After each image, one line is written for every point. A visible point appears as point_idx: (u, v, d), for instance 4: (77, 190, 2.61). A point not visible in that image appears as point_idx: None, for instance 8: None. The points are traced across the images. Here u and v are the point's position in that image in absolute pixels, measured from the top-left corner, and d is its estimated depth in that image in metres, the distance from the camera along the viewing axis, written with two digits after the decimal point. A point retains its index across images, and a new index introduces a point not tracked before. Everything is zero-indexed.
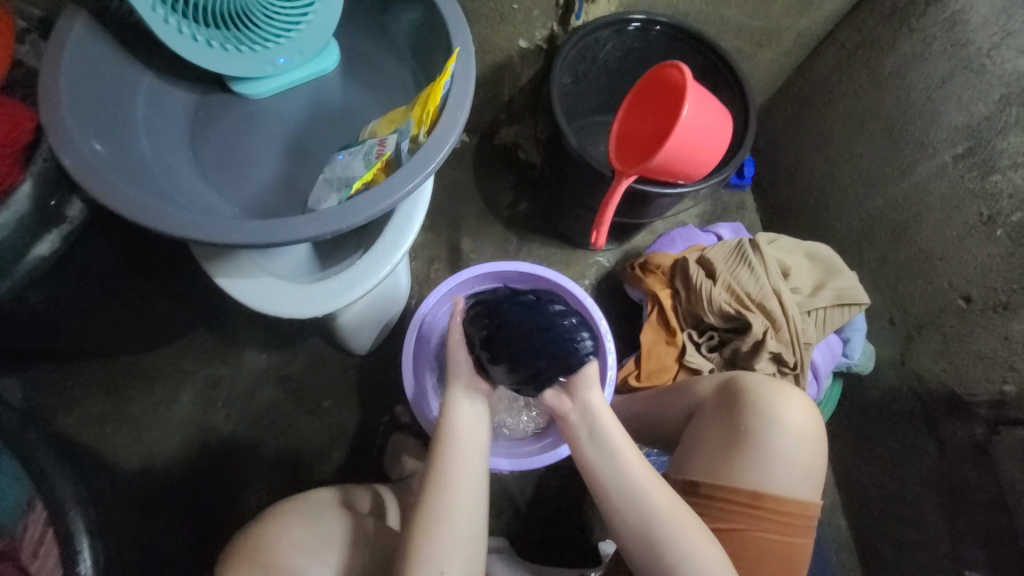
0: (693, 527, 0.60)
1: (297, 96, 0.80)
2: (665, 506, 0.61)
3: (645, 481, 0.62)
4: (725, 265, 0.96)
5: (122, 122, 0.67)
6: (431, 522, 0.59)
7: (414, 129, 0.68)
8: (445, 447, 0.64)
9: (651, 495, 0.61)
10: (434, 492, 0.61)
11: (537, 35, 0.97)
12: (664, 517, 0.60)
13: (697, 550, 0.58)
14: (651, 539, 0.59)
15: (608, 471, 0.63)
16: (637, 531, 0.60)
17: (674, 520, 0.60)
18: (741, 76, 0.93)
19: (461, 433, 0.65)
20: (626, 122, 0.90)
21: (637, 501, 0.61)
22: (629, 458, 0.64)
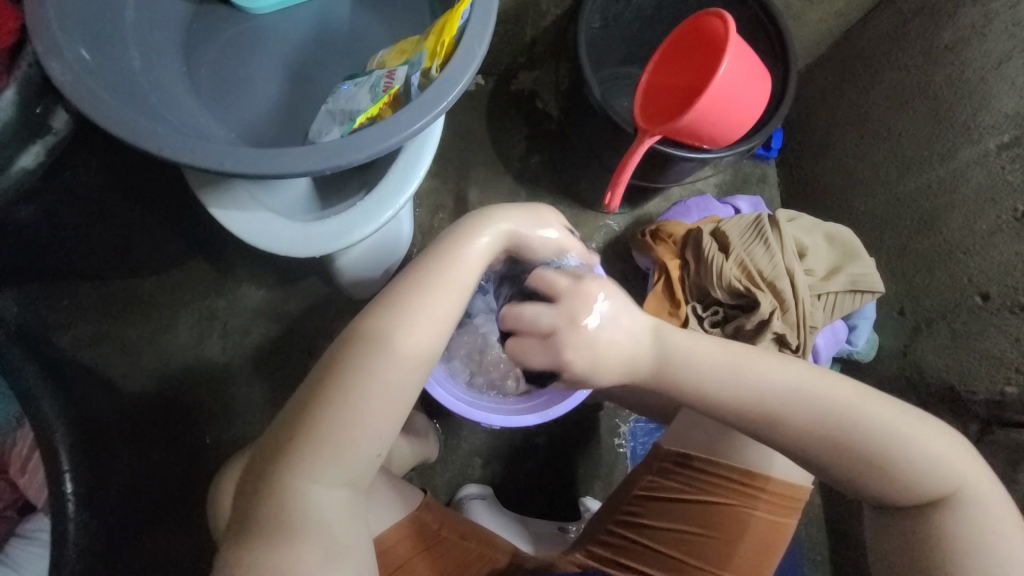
0: (920, 452, 0.50)
1: (302, 14, 0.74)
2: (874, 442, 0.49)
3: (840, 413, 0.50)
4: (740, 240, 0.93)
5: (111, 28, 0.61)
6: (328, 403, 0.45)
7: (426, 62, 0.63)
8: (355, 357, 0.46)
9: (847, 415, 0.50)
10: (350, 374, 0.45)
11: None
12: (878, 456, 0.49)
13: (923, 447, 0.50)
14: (864, 481, 0.50)
15: (782, 408, 0.51)
16: (846, 472, 0.51)
17: (891, 459, 0.49)
18: (786, 34, 0.85)
19: (422, 320, 0.48)
20: (655, 77, 0.84)
21: (828, 446, 0.50)
22: (790, 375, 0.51)
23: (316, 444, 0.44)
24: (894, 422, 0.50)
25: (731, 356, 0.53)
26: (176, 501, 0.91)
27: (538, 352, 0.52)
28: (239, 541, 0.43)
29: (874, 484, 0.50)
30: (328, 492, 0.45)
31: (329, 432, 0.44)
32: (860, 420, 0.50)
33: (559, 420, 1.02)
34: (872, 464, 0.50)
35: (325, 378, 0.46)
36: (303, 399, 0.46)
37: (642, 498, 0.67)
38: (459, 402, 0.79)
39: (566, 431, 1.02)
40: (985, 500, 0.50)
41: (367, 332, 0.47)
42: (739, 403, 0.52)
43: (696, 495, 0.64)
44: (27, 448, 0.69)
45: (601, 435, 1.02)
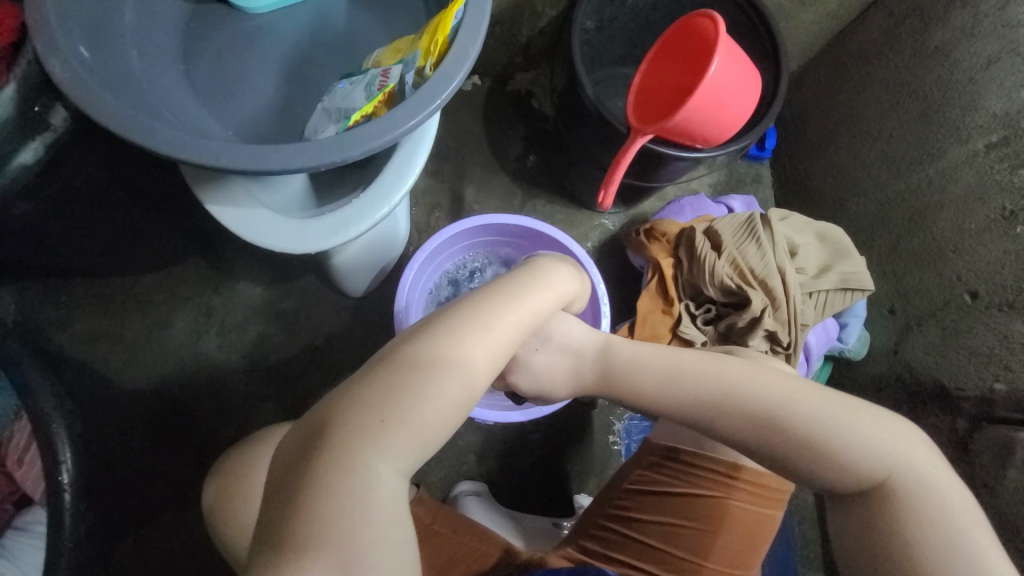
0: (855, 440, 0.50)
1: (299, 15, 0.75)
2: (805, 428, 0.51)
3: (771, 402, 0.54)
4: (733, 238, 0.93)
5: (109, 28, 0.62)
6: (407, 399, 0.41)
7: (421, 60, 0.64)
8: (449, 359, 0.44)
9: (780, 404, 0.53)
10: (433, 371, 0.43)
11: None
12: (814, 444, 0.51)
13: (860, 431, 0.51)
14: (809, 467, 0.51)
15: (718, 400, 0.56)
16: (787, 458, 0.52)
17: (825, 446, 0.51)
18: (777, 35, 0.86)
19: (498, 336, 0.48)
20: (648, 78, 0.85)
21: (765, 435, 0.53)
22: (724, 369, 0.57)
23: (386, 440, 0.39)
24: (829, 411, 0.52)
25: (672, 357, 0.61)
26: (172, 496, 0.91)
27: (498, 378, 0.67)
28: (281, 552, 0.35)
29: (808, 470, 0.52)
30: (395, 501, 0.39)
31: (411, 430, 0.41)
32: (789, 408, 0.53)
33: (554, 417, 1.03)
34: (807, 451, 0.51)
35: (410, 374, 0.42)
36: (381, 392, 0.41)
37: (631, 491, 0.68)
38: None
39: (561, 427, 1.03)
40: (934, 494, 0.48)
41: (440, 338, 0.45)
42: (677, 396, 0.58)
43: (682, 488, 0.65)
44: (24, 439, 0.71)
45: (595, 432, 1.03)
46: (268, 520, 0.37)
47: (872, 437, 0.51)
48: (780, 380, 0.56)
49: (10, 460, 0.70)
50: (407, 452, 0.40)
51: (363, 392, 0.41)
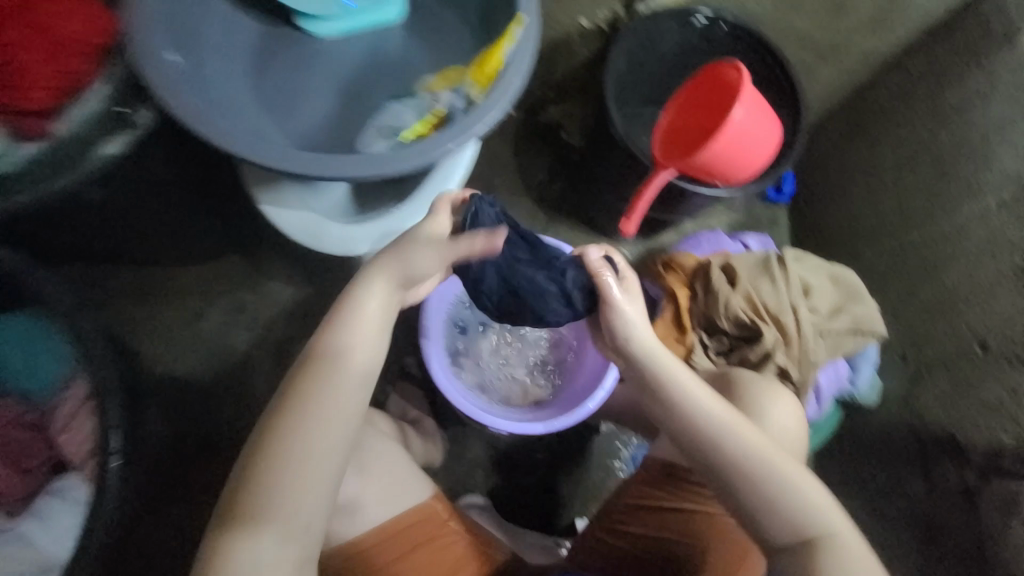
0: (808, 503, 0.55)
1: (357, 42, 0.82)
2: (755, 467, 0.57)
3: (738, 440, 0.58)
4: (749, 274, 0.97)
5: (196, 42, 0.70)
6: (295, 407, 0.55)
7: (470, 91, 0.70)
8: (348, 355, 0.57)
9: (741, 441, 0.58)
10: (312, 378, 0.56)
11: (599, 16, 1.03)
12: (761, 482, 0.56)
13: (801, 483, 0.56)
14: (753, 502, 0.56)
15: (706, 432, 0.59)
16: (736, 490, 0.57)
17: (767, 487, 0.56)
18: (799, 88, 0.92)
19: (362, 335, 0.59)
20: (675, 116, 0.89)
21: (736, 475, 0.57)
22: (709, 400, 0.61)
23: (282, 440, 0.53)
24: (779, 458, 0.58)
25: (682, 373, 0.63)
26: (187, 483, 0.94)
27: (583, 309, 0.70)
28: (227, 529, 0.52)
29: (751, 506, 0.57)
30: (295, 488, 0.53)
31: (325, 420, 0.54)
32: (746, 447, 0.58)
33: (561, 436, 1.04)
34: (752, 486, 0.57)
35: (306, 384, 0.55)
36: (298, 399, 0.55)
37: (630, 506, 0.69)
38: (473, 404, 0.85)
39: (569, 448, 1.04)
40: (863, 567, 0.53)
41: (323, 351, 0.57)
42: (676, 419, 0.61)
43: (676, 502, 0.67)
44: (78, 399, 0.73)
45: (601, 456, 1.04)
46: (227, 506, 0.52)
47: (809, 489, 0.56)
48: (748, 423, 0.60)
49: (58, 425, 0.73)
50: (325, 439, 0.54)
51: (286, 399, 0.55)
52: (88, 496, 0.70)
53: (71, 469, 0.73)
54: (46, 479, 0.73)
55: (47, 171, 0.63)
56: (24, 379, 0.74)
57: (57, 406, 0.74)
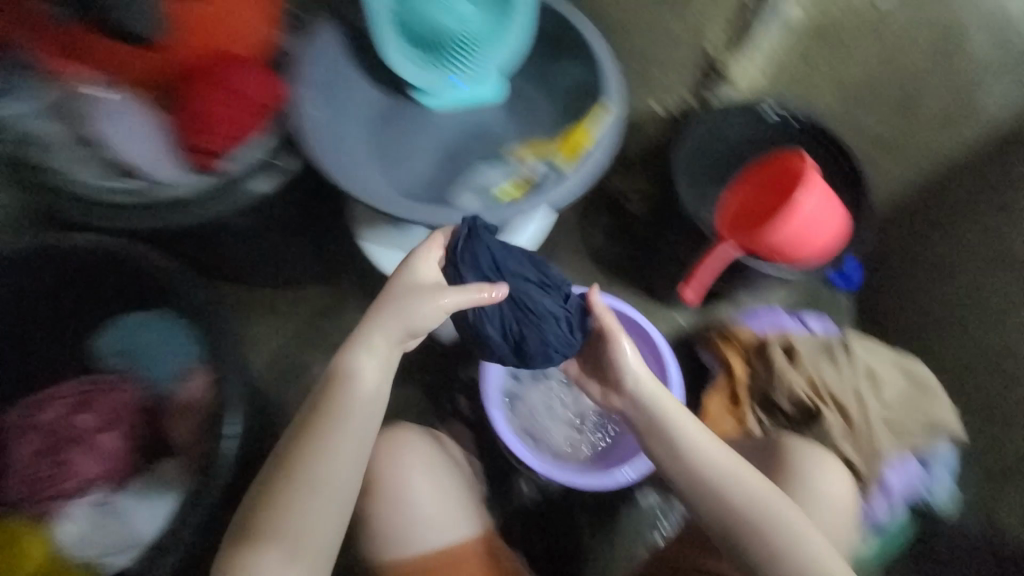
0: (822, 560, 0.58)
1: (459, 112, 0.93)
2: (757, 516, 0.60)
3: (738, 485, 0.61)
4: (811, 356, 0.97)
5: (336, 101, 0.85)
6: (309, 427, 0.57)
7: (555, 164, 0.82)
8: (364, 381, 0.59)
9: (742, 485, 0.61)
10: (326, 398, 0.58)
11: (671, 103, 1.07)
12: (763, 530, 0.59)
13: (805, 535, 0.59)
14: (756, 554, 0.59)
15: (718, 491, 0.61)
16: (739, 542, 0.60)
17: (767, 535, 0.59)
18: (864, 183, 0.96)
19: (371, 351, 0.60)
20: (740, 196, 0.94)
21: (750, 532, 0.59)
22: (706, 439, 0.65)
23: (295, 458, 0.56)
24: (780, 507, 0.60)
25: (690, 428, 0.65)
26: None
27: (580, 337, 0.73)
28: (239, 542, 0.55)
29: (754, 558, 0.59)
30: (302, 505, 0.55)
31: (340, 447, 0.56)
32: (745, 493, 0.61)
33: (599, 499, 1.03)
34: (754, 533, 0.59)
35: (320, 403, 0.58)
36: (314, 418, 0.57)
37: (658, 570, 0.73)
38: (525, 450, 0.89)
39: (608, 517, 1.01)
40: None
41: (338, 371, 0.59)
42: (688, 474, 0.63)
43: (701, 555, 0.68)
44: (190, 389, 0.78)
45: (642, 530, 1.00)
46: (242, 526, 0.54)
47: (813, 542, 0.59)
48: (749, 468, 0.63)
49: (166, 415, 0.79)
50: (341, 466, 0.56)
51: (305, 423, 0.57)
52: (183, 486, 0.74)
53: (172, 454, 0.78)
54: (149, 461, 0.78)
55: (208, 200, 0.75)
56: (148, 371, 0.81)
57: (172, 397, 0.79)
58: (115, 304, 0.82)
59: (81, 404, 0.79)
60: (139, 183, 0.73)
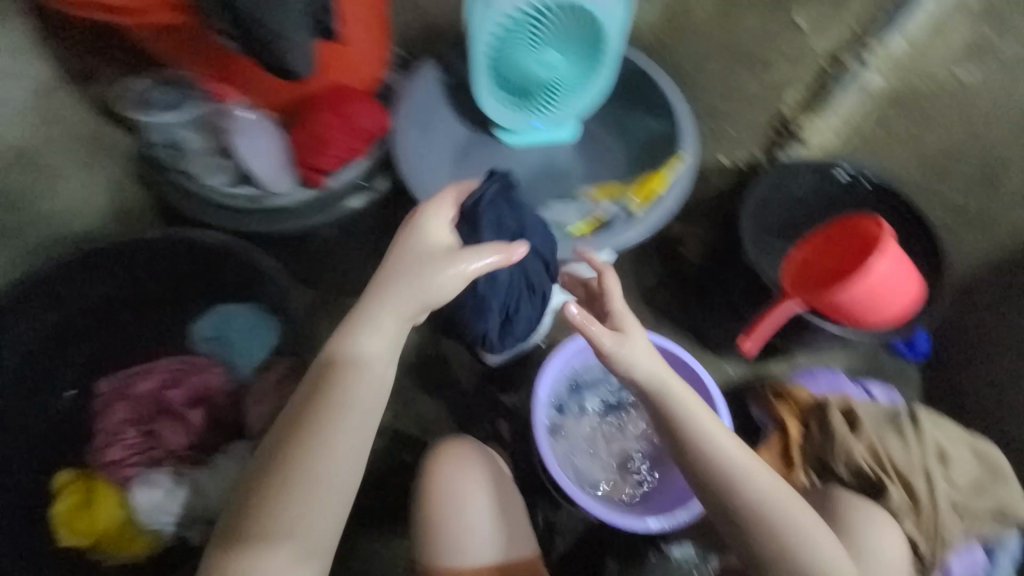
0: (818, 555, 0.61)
1: (534, 152, 0.99)
2: (768, 510, 0.61)
3: (754, 484, 0.61)
4: (874, 426, 0.93)
5: (428, 134, 0.93)
6: (309, 414, 0.56)
7: (628, 206, 0.85)
8: (366, 366, 0.58)
9: (756, 484, 0.61)
10: (327, 383, 0.57)
11: (738, 156, 1.07)
12: (771, 523, 0.61)
13: (811, 532, 0.61)
14: (764, 546, 0.61)
15: (729, 488, 0.61)
16: (748, 533, 0.61)
17: (777, 529, 0.61)
18: (942, 252, 0.94)
19: (376, 333, 0.59)
20: (807, 252, 0.94)
21: (756, 528, 0.61)
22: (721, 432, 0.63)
23: (295, 446, 0.55)
24: (788, 503, 0.61)
25: (699, 415, 0.63)
26: None
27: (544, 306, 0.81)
28: (238, 531, 0.54)
29: (762, 549, 0.61)
30: (299, 495, 0.54)
31: (344, 433, 0.55)
32: (758, 491, 0.61)
33: (627, 542, 1.01)
34: (763, 526, 0.60)
35: (322, 390, 0.57)
36: (314, 404, 0.56)
37: None
38: (564, 479, 0.90)
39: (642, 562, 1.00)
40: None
41: (339, 356, 0.58)
42: (699, 470, 0.62)
43: None
44: (268, 380, 0.85)
45: None
46: (241, 517, 0.54)
47: (817, 538, 0.61)
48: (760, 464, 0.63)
49: (244, 399, 0.86)
50: (349, 447, 0.56)
51: (302, 414, 0.56)
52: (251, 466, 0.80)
53: (245, 436, 0.85)
54: (222, 440, 0.85)
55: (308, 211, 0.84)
56: (231, 357, 0.89)
57: (251, 386, 0.87)
58: (213, 297, 0.91)
59: (172, 382, 0.86)
60: (255, 190, 0.83)
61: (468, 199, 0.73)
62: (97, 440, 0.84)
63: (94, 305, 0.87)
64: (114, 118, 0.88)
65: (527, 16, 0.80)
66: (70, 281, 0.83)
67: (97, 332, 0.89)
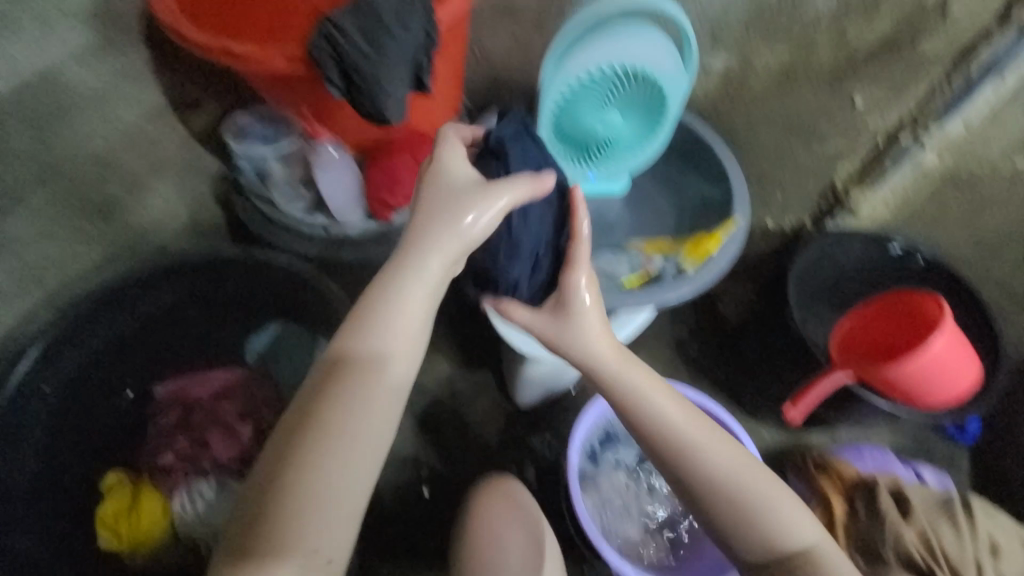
0: (782, 523, 0.59)
1: (586, 202, 1.02)
2: (732, 485, 0.59)
3: (718, 457, 0.60)
4: (926, 511, 0.88)
5: None
6: (324, 412, 0.53)
7: (680, 261, 0.87)
8: (381, 358, 0.56)
9: (716, 459, 0.59)
10: (341, 374, 0.54)
11: (787, 221, 1.10)
12: (739, 499, 0.58)
13: (787, 513, 0.59)
14: (735, 527, 0.59)
15: (684, 461, 0.60)
16: (715, 511, 0.59)
17: (746, 503, 0.58)
18: (998, 335, 0.93)
19: (399, 311, 0.56)
20: (859, 323, 0.92)
21: (708, 498, 0.59)
22: (674, 401, 0.62)
23: (312, 444, 0.51)
24: (753, 478, 0.59)
25: (636, 381, 0.62)
26: None
27: (543, 269, 0.74)
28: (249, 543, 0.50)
29: (733, 531, 0.59)
30: (317, 494, 0.50)
31: (364, 420, 0.53)
32: (716, 463, 0.59)
33: None
34: (730, 503, 0.59)
35: (337, 380, 0.54)
36: (329, 397, 0.53)
37: None
38: (594, 531, 0.88)
39: None
40: (837, 570, 0.58)
41: (353, 347, 0.55)
42: (644, 442, 0.62)
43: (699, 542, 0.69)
44: None
45: None
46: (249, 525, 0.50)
47: (796, 519, 0.59)
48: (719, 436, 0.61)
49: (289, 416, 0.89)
50: (363, 444, 0.53)
51: (314, 405, 0.53)
52: None
53: None
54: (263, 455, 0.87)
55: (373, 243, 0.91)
56: (280, 373, 0.93)
57: None
58: (270, 315, 0.95)
59: (219, 395, 0.91)
60: (328, 219, 0.90)
61: (494, 138, 0.72)
62: (150, 445, 0.89)
63: (165, 312, 0.91)
64: (215, 141, 0.97)
65: (598, 80, 0.84)
66: (151, 288, 0.89)
67: (162, 338, 0.93)
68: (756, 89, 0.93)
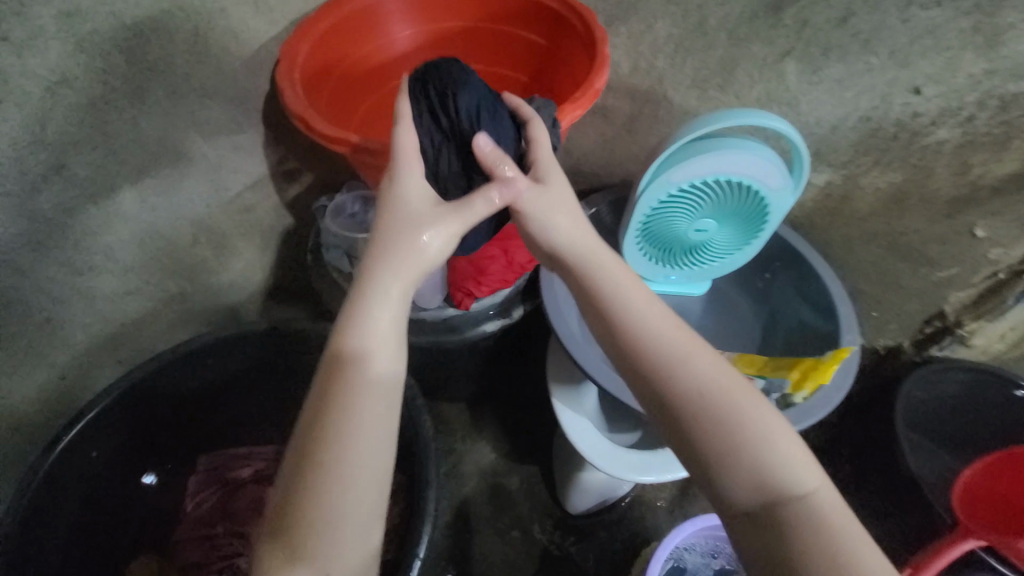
0: (770, 457, 0.49)
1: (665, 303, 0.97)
2: (710, 395, 0.51)
3: (698, 363, 0.53)
4: None
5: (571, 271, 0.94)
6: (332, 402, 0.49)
7: (789, 388, 0.78)
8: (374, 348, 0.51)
9: (693, 362, 0.53)
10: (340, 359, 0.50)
11: (880, 342, 1.02)
12: (719, 410, 0.51)
13: (778, 438, 0.50)
14: (714, 445, 0.50)
15: (658, 362, 0.54)
16: (690, 420, 0.51)
17: (729, 415, 0.51)
18: None
19: (388, 283, 0.53)
20: (981, 478, 0.85)
21: (678, 399, 0.52)
22: (645, 303, 0.57)
23: (327, 441, 0.48)
24: (733, 387, 0.52)
25: (606, 266, 0.59)
26: None
27: (509, 130, 0.62)
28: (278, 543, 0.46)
29: (714, 451, 0.50)
30: (341, 493, 0.47)
31: (369, 402, 0.49)
32: (692, 365, 0.53)
33: None
34: (708, 416, 0.51)
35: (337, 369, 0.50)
36: (333, 388, 0.49)
37: None
38: None
39: None
40: (843, 520, 0.46)
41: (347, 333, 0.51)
42: (614, 333, 0.57)
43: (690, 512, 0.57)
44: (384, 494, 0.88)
45: None
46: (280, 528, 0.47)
47: (788, 447, 0.50)
48: (698, 344, 0.55)
49: None
50: (373, 434, 0.49)
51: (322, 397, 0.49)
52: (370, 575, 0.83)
53: None
54: None
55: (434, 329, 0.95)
56: None
57: None
58: None
59: (260, 481, 0.95)
60: None
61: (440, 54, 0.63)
62: (186, 526, 0.93)
63: (222, 382, 0.88)
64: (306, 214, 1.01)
65: (694, 192, 0.82)
66: (211, 366, 0.86)
67: (209, 410, 0.91)
68: (860, 208, 0.90)
